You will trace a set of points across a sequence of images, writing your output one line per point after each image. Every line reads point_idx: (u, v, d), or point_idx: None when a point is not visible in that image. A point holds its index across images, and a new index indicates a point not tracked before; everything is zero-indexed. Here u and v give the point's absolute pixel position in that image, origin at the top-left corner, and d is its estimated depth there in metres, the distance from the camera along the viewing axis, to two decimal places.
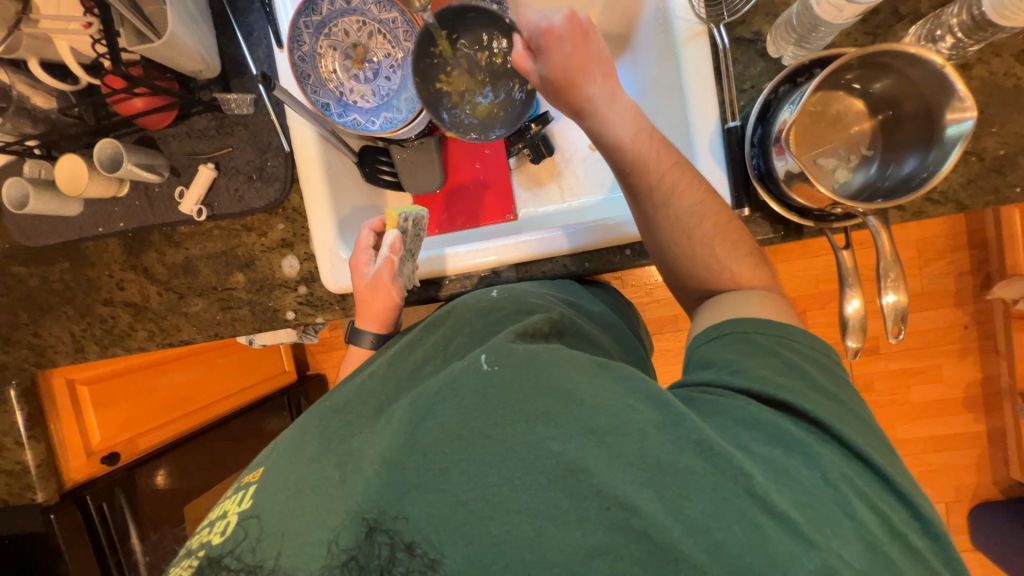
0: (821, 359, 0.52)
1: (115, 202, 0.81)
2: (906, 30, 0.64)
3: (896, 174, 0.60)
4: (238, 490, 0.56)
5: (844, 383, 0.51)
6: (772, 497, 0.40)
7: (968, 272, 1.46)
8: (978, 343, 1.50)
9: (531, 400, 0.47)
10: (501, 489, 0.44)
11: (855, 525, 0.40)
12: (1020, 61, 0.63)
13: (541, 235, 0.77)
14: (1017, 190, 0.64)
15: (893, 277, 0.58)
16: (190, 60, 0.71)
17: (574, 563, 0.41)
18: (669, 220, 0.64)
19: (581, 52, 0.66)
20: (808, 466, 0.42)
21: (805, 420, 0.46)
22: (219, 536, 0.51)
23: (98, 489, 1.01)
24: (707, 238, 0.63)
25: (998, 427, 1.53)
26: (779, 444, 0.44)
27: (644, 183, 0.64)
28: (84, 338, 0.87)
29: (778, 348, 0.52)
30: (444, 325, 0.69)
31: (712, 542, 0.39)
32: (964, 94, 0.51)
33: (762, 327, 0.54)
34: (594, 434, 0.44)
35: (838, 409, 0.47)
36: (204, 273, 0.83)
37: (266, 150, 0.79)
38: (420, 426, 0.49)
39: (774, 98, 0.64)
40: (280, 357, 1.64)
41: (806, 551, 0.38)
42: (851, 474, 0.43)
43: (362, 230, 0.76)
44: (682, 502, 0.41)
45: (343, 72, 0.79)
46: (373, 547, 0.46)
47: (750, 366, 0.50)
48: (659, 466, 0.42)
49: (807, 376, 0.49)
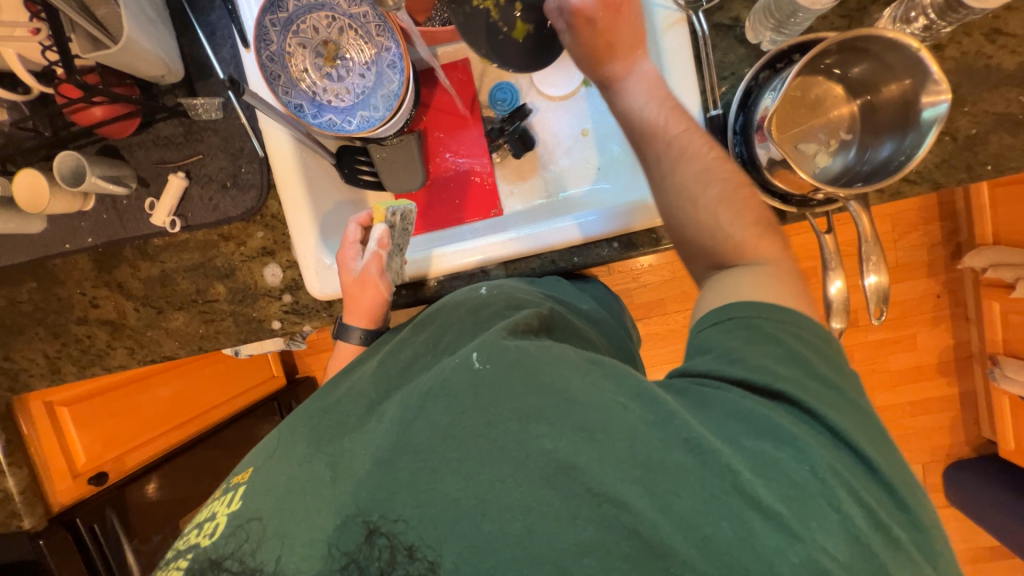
0: (826, 348, 0.49)
1: (81, 216, 0.78)
2: (881, 12, 0.64)
3: (875, 158, 0.61)
4: (227, 491, 0.55)
5: (846, 373, 0.49)
6: (759, 492, 0.40)
7: (939, 242, 1.51)
8: (950, 311, 1.56)
9: (523, 398, 0.47)
10: (493, 487, 0.44)
11: (840, 517, 0.40)
12: (990, 40, 0.64)
13: (525, 231, 0.76)
14: (988, 167, 0.65)
15: (874, 259, 0.60)
16: (151, 65, 0.67)
17: (567, 560, 0.41)
18: (686, 180, 0.58)
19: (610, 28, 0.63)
20: (797, 460, 0.41)
21: (797, 409, 0.45)
22: (207, 539, 0.50)
23: (88, 510, 0.99)
24: (711, 206, 0.56)
25: (970, 390, 1.61)
26: (770, 437, 0.43)
27: (655, 147, 0.60)
28: (60, 359, 0.84)
29: (782, 335, 0.48)
30: (435, 322, 0.67)
31: (702, 538, 0.40)
32: (938, 76, 0.52)
33: (767, 312, 0.50)
34: (584, 431, 0.45)
35: (834, 401, 0.45)
36: (182, 286, 0.81)
37: (239, 156, 0.76)
38: (411, 426, 0.49)
39: (756, 84, 0.64)
40: (267, 363, 1.61)
41: (791, 543, 0.38)
42: (841, 468, 0.42)
43: (349, 224, 0.75)
44: (671, 498, 0.41)
45: (315, 71, 0.76)
46: (372, 550, 0.45)
47: (753, 354, 0.47)
48: (649, 464, 0.42)
49: (807, 366, 0.47)
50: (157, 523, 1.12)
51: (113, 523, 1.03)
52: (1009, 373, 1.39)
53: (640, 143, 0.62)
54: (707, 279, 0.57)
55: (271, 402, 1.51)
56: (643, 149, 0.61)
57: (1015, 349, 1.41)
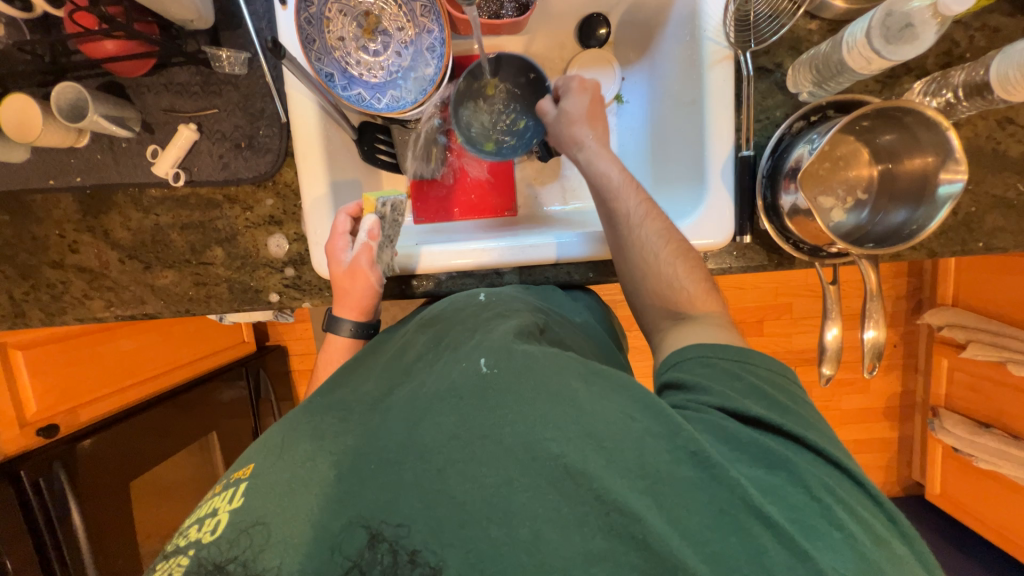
0: (782, 380, 0.55)
1: (71, 153, 0.72)
2: (911, 84, 0.68)
3: (887, 222, 0.64)
4: (228, 487, 0.52)
5: (803, 402, 0.54)
6: (767, 508, 0.42)
7: (904, 296, 1.62)
8: (902, 361, 1.68)
9: (531, 403, 0.48)
10: (500, 490, 0.43)
11: (843, 534, 0.42)
12: (1001, 127, 0.68)
13: (502, 245, 0.75)
14: (980, 244, 0.71)
15: (875, 315, 0.64)
16: (182, 9, 0.63)
17: (573, 569, 0.40)
18: (640, 239, 0.66)
19: (594, 113, 0.75)
20: (791, 482, 0.45)
21: (779, 434, 0.49)
22: (209, 535, 0.48)
23: (35, 463, 0.94)
24: (669, 259, 0.65)
25: (908, 435, 1.73)
26: (763, 463, 0.46)
27: (622, 205, 0.68)
28: (26, 303, 0.78)
29: (742, 372, 0.54)
30: (439, 324, 0.66)
31: (710, 552, 0.40)
32: (960, 156, 0.56)
33: (722, 352, 0.56)
34: (594, 439, 0.45)
35: (803, 423, 0.50)
36: (176, 245, 0.76)
37: (258, 118, 0.72)
38: (418, 426, 0.49)
39: (787, 133, 0.67)
40: (240, 326, 1.54)
41: (801, 562, 0.40)
42: (835, 486, 0.45)
43: (335, 215, 0.71)
44: (681, 513, 0.42)
45: (352, 41, 0.73)
46: (374, 557, 0.43)
47: (716, 386, 0.53)
48: (657, 475, 0.43)
49: (767, 397, 0.51)
50: (109, 483, 1.05)
51: (61, 479, 0.96)
52: (946, 425, 1.50)
53: (606, 203, 0.69)
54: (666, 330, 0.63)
55: (240, 367, 1.45)
56: (609, 207, 0.69)
57: (956, 404, 1.53)
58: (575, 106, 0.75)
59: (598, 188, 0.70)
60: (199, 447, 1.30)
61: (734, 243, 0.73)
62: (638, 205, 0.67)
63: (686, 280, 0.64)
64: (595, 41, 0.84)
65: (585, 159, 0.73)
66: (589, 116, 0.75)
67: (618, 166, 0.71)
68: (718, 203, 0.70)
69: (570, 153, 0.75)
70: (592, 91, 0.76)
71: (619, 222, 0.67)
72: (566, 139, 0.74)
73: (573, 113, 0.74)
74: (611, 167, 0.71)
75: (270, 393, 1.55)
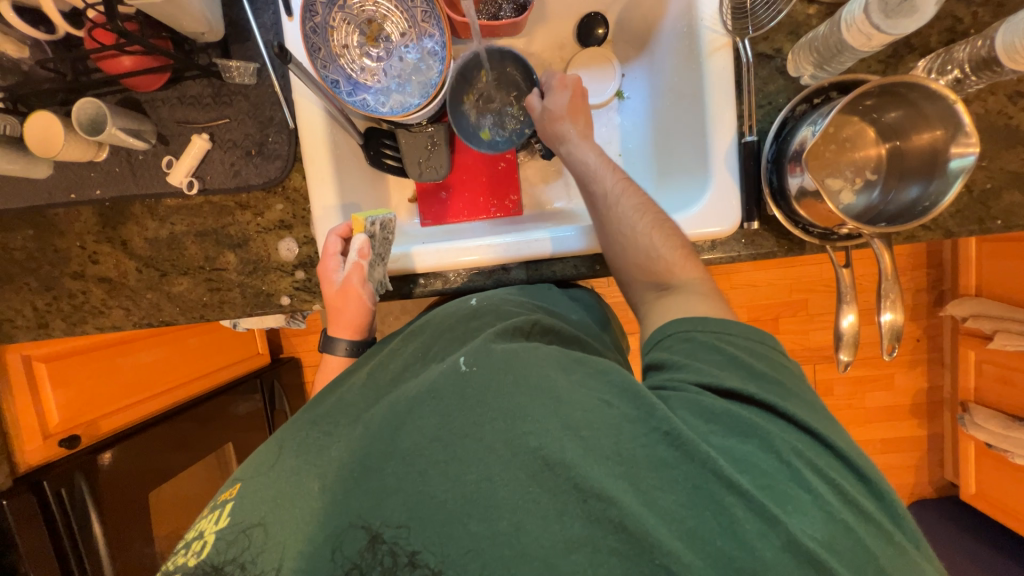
0: (763, 348, 0.52)
1: (91, 166, 0.75)
2: (915, 62, 0.67)
3: (899, 200, 0.63)
4: (215, 508, 0.53)
5: (787, 369, 0.52)
6: (736, 476, 0.41)
7: (924, 288, 1.57)
8: (926, 355, 1.62)
9: (509, 398, 0.47)
10: (480, 486, 0.43)
11: (812, 497, 0.41)
12: (1012, 102, 0.67)
13: (499, 247, 0.75)
14: (997, 222, 0.69)
15: (892, 297, 0.62)
16: (193, 21, 0.65)
17: (553, 559, 0.40)
18: (618, 215, 0.67)
19: (576, 106, 0.77)
20: (762, 449, 0.44)
21: (753, 404, 0.47)
22: (196, 558, 0.48)
23: (57, 473, 0.95)
24: (647, 230, 0.65)
25: (937, 432, 1.66)
26: (735, 432, 0.45)
27: (601, 186, 0.70)
28: (49, 313, 0.80)
29: (722, 345, 0.52)
30: (424, 334, 0.66)
31: (686, 529, 0.40)
32: (971, 130, 0.55)
33: (701, 325, 0.54)
34: (570, 428, 0.44)
35: (779, 391, 0.48)
36: (190, 252, 0.78)
37: (268, 125, 0.75)
38: (401, 431, 0.48)
39: (791, 117, 0.66)
40: (253, 339, 1.55)
41: (772, 527, 0.39)
42: (804, 449, 0.44)
43: (328, 236, 0.72)
44: (655, 492, 0.41)
45: (356, 48, 0.75)
46: (375, 559, 0.43)
47: (693, 362, 0.51)
48: (633, 459, 0.43)
49: (745, 368, 0.50)
50: (124, 492, 1.05)
51: (82, 488, 0.98)
52: (977, 419, 1.44)
53: (586, 184, 0.71)
54: (652, 302, 0.62)
55: (253, 379, 1.46)
56: (587, 189, 0.71)
57: (986, 399, 1.47)
58: (556, 103, 0.76)
59: (578, 173, 0.72)
60: (215, 460, 1.32)
61: (742, 229, 0.72)
62: (614, 183, 0.69)
63: (668, 251, 0.63)
64: (593, 40, 0.87)
65: (568, 149, 0.74)
66: (570, 112, 0.76)
67: (595, 152, 0.73)
68: (722, 190, 0.69)
69: (555, 149, 0.76)
70: (573, 87, 0.78)
71: (598, 202, 0.69)
72: (549, 135, 0.76)
73: (556, 111, 0.76)
74: (587, 154, 0.73)
75: (284, 404, 1.56)
